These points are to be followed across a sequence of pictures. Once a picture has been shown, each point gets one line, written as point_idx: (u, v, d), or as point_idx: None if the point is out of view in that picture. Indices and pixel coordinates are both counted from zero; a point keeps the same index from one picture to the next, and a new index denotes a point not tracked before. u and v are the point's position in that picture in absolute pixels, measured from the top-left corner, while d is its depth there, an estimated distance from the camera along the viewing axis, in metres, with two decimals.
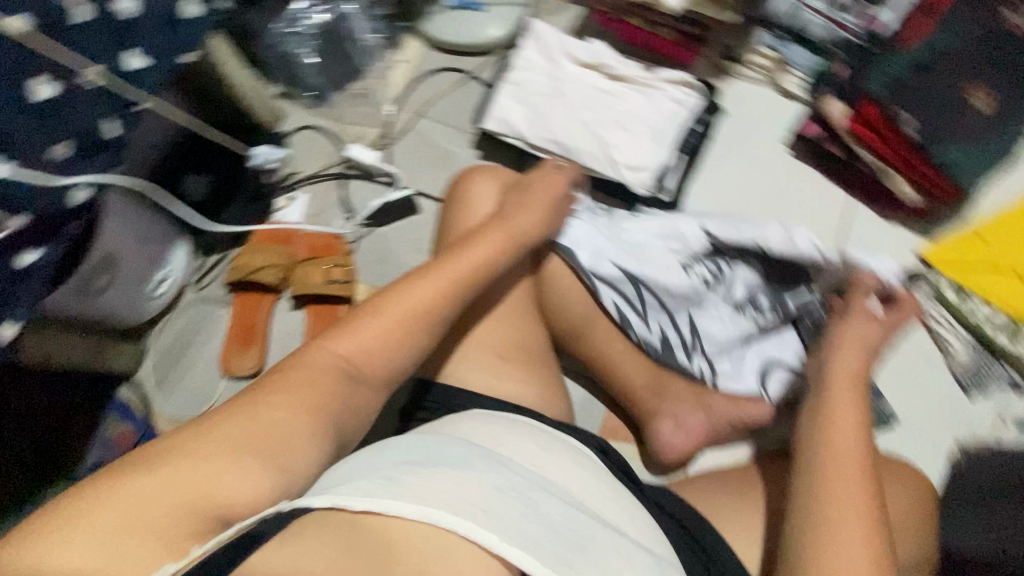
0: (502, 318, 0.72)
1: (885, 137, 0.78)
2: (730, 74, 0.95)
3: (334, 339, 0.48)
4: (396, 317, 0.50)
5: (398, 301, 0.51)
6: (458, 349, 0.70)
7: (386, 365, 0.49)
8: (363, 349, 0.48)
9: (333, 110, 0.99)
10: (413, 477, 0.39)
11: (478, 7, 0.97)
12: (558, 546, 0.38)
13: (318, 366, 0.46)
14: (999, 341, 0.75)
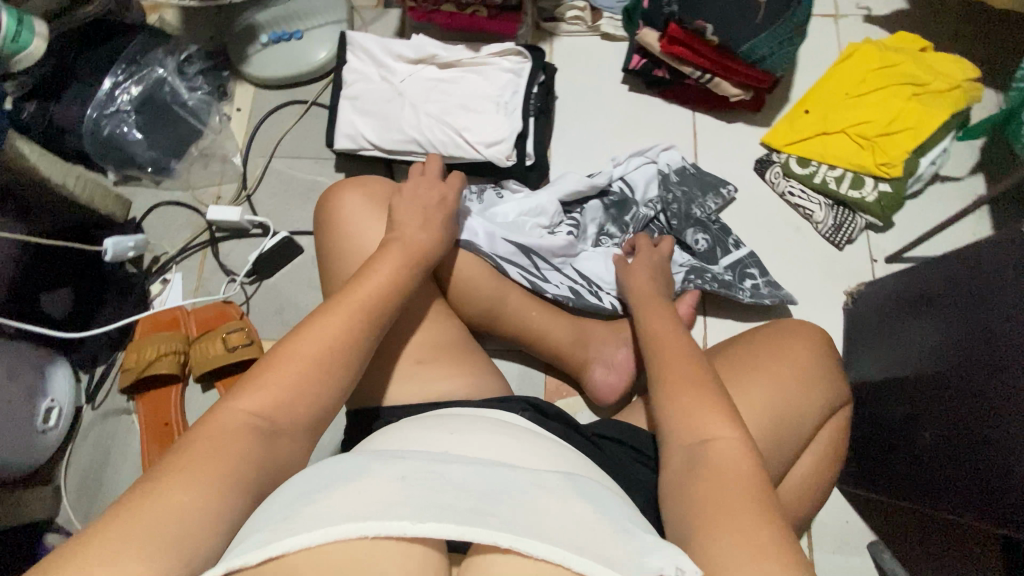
0: (412, 323, 0.72)
1: (696, 48, 0.83)
2: (554, 33, 1.00)
3: (243, 395, 0.45)
4: (305, 359, 0.48)
5: (305, 342, 0.49)
6: (379, 367, 0.70)
7: (301, 409, 0.47)
8: (280, 397, 0.46)
9: (180, 179, 0.94)
10: (315, 504, 0.39)
11: (296, 36, 0.96)
12: (477, 504, 0.39)
13: (230, 425, 0.43)
14: (843, 194, 0.86)
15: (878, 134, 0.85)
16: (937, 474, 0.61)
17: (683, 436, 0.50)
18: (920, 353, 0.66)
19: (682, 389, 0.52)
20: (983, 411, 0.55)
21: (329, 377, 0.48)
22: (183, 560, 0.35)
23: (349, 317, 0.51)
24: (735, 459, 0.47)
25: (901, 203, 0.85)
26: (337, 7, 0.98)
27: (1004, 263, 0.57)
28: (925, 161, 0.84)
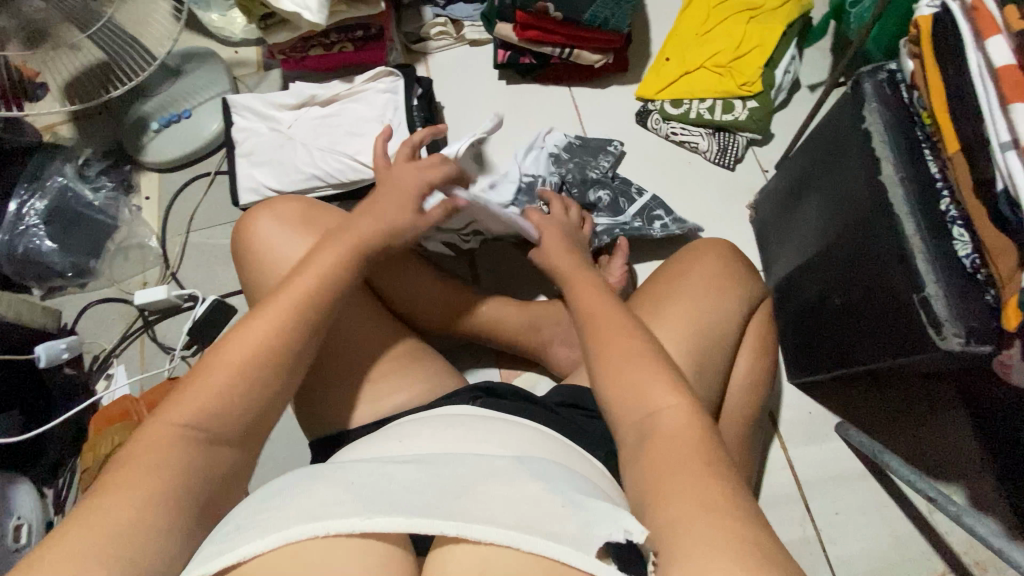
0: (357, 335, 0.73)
1: (546, 27, 0.90)
2: (425, 52, 1.06)
3: (174, 409, 0.46)
4: (234, 368, 0.48)
5: (235, 352, 0.49)
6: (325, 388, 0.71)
7: (240, 417, 0.48)
8: (216, 407, 0.47)
9: (104, 276, 0.95)
10: (265, 512, 0.44)
11: (185, 115, 1.01)
12: (428, 500, 0.43)
13: (163, 440, 0.44)
14: (718, 120, 0.92)
15: (731, 60, 0.92)
16: (856, 334, 0.64)
17: (628, 405, 0.49)
18: (813, 232, 0.70)
19: (626, 361, 0.51)
20: (871, 257, 0.59)
21: (260, 382, 0.49)
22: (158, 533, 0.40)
23: (280, 320, 0.51)
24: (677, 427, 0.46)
25: (771, 114, 0.91)
26: (218, 80, 1.03)
27: (852, 134, 0.61)
28: (780, 72, 0.91)
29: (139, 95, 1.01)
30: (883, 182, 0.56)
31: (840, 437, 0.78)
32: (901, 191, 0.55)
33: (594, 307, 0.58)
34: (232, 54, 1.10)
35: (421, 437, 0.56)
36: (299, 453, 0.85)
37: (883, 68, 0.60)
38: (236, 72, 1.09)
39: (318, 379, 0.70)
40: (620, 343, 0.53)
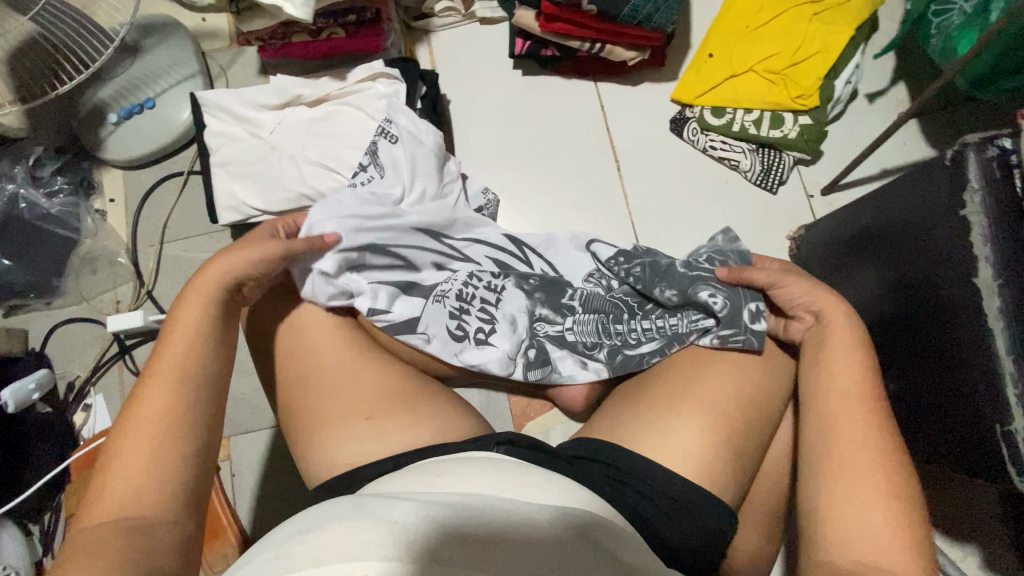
0: (365, 388, 0.67)
1: (577, 20, 0.76)
2: (428, 30, 0.91)
3: (96, 503, 0.42)
4: (142, 438, 0.44)
5: (132, 428, 0.44)
6: (324, 443, 0.64)
7: (170, 478, 0.43)
8: (143, 486, 0.42)
9: (70, 292, 0.86)
10: (309, 549, 0.43)
11: (148, 105, 0.87)
12: (479, 555, 0.43)
13: (93, 540, 0.39)
14: (765, 136, 0.81)
15: (787, 66, 0.80)
16: (920, 428, 0.59)
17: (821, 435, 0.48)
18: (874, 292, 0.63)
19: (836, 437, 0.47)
20: (940, 352, 0.53)
21: (187, 430, 0.45)
22: None
23: (169, 385, 0.46)
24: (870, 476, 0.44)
25: (824, 131, 0.81)
26: (186, 60, 0.89)
27: (941, 200, 0.53)
28: (841, 83, 0.80)
29: (91, 78, 0.87)
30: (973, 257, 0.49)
31: None
32: (998, 301, 0.47)
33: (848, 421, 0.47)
34: (199, 23, 0.94)
35: (460, 468, 0.54)
36: (295, 498, 0.79)
37: (995, 141, 0.50)
38: (205, 47, 0.94)
39: (316, 426, 0.65)
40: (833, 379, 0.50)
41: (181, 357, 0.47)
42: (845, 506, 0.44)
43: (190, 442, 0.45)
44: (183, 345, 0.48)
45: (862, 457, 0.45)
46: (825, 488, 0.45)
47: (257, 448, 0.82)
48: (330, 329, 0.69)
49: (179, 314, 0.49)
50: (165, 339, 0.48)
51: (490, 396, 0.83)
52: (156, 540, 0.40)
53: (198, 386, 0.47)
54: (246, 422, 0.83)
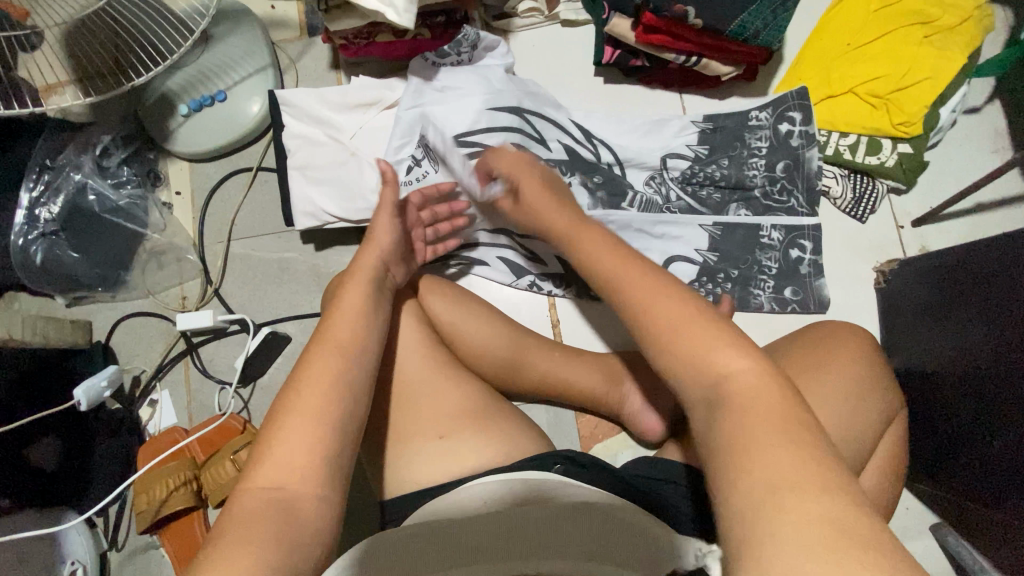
0: (447, 406, 0.66)
1: (678, 33, 0.71)
2: (508, 31, 0.87)
3: (254, 474, 0.44)
4: (305, 409, 0.46)
5: (303, 396, 0.47)
6: (406, 461, 0.64)
7: (324, 450, 0.45)
8: (295, 461, 0.44)
9: (136, 286, 0.85)
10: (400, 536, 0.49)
11: (219, 97, 0.84)
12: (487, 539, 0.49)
13: (254, 508, 0.42)
14: (860, 162, 0.78)
15: (891, 91, 0.76)
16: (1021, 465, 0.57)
17: (683, 374, 0.39)
18: (975, 346, 0.63)
19: (662, 301, 0.42)
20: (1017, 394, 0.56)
21: (340, 397, 0.48)
22: (319, 513, 0.43)
23: (337, 357, 0.50)
24: (756, 391, 0.36)
25: (924, 162, 0.77)
26: (259, 52, 0.86)
27: None
28: (945, 111, 0.76)
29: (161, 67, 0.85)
30: None
31: (935, 537, 0.75)
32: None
33: (627, 267, 0.45)
34: (268, 10, 0.91)
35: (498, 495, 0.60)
36: (356, 506, 0.78)
37: None
38: (274, 36, 0.91)
39: (397, 440, 0.65)
40: (679, 353, 0.40)
41: (342, 337, 0.51)
42: (663, 338, 0.40)
43: (362, 349, 0.52)
44: (347, 328, 0.52)
45: (764, 399, 0.36)
46: (677, 387, 0.40)
47: None
48: (413, 345, 0.68)
49: (346, 298, 0.55)
50: (327, 326, 0.53)
51: (557, 415, 0.82)
52: (300, 524, 0.42)
53: (354, 372, 0.50)
54: None
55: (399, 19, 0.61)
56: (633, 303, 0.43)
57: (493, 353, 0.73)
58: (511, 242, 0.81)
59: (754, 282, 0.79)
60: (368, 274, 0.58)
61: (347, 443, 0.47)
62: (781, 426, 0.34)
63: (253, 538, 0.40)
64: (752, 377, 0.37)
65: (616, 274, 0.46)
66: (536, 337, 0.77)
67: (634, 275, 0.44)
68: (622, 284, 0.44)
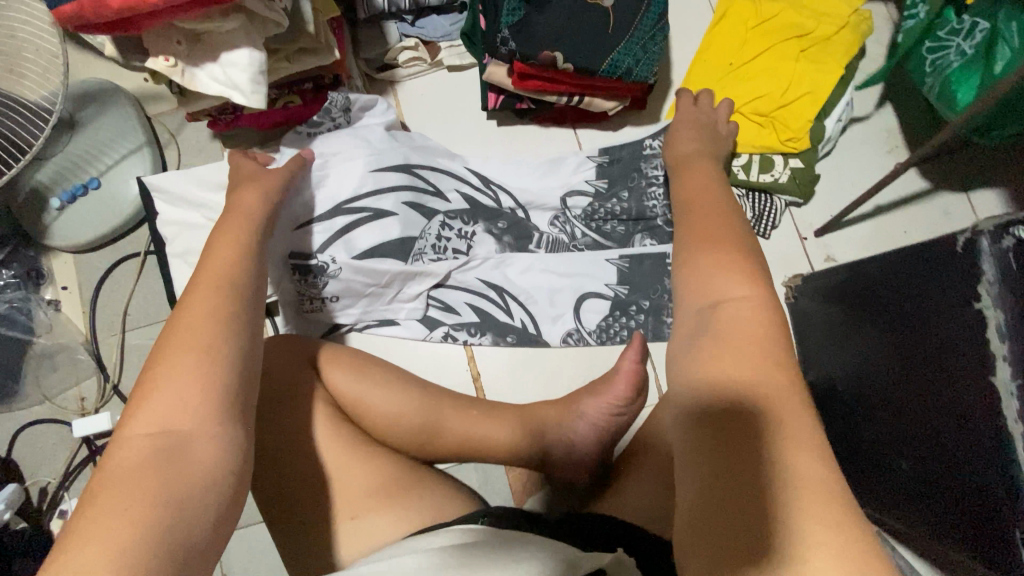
0: (358, 491, 0.63)
1: (553, 76, 0.70)
2: (392, 80, 0.85)
3: (131, 419, 0.39)
4: (183, 350, 0.41)
5: (183, 338, 0.42)
6: (317, 552, 0.61)
7: (216, 385, 0.41)
8: (178, 405, 0.39)
9: (29, 394, 0.80)
10: None
11: (92, 185, 0.80)
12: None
13: (135, 460, 0.37)
14: (755, 181, 0.77)
15: (775, 109, 0.76)
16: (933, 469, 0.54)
17: (689, 299, 0.40)
18: (879, 355, 0.60)
19: (703, 248, 0.41)
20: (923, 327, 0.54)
21: (225, 335, 0.43)
22: (215, 454, 0.39)
23: (214, 299, 0.45)
24: (753, 320, 0.37)
25: (817, 174, 0.77)
26: (134, 132, 0.82)
27: (955, 277, 0.50)
28: (830, 122, 0.77)
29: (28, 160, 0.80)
30: (985, 318, 0.47)
31: None
32: (1009, 368, 0.45)
33: (688, 196, 0.49)
34: (141, 83, 0.86)
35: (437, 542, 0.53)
36: None
37: (1010, 229, 0.46)
38: (150, 110, 0.87)
39: (308, 533, 0.62)
40: (696, 278, 0.40)
41: (217, 286, 0.47)
42: (689, 277, 0.40)
43: (241, 296, 0.47)
44: (222, 272, 0.48)
45: (752, 317, 0.37)
46: (687, 298, 0.40)
47: (243, 547, 0.77)
48: (316, 426, 0.65)
49: (214, 253, 0.50)
50: (199, 275, 0.48)
51: (487, 470, 0.80)
52: (189, 470, 0.37)
53: (235, 308, 0.46)
54: None
55: (248, 101, 0.58)
56: (692, 221, 0.45)
57: (406, 423, 0.70)
58: (422, 299, 0.79)
59: (666, 311, 0.78)
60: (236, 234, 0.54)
61: (243, 383, 0.43)
62: (760, 341, 0.36)
63: (140, 492, 0.35)
64: (751, 303, 0.38)
65: (684, 210, 0.48)
66: (452, 397, 0.75)
67: (690, 221, 0.45)
68: (690, 221, 0.46)
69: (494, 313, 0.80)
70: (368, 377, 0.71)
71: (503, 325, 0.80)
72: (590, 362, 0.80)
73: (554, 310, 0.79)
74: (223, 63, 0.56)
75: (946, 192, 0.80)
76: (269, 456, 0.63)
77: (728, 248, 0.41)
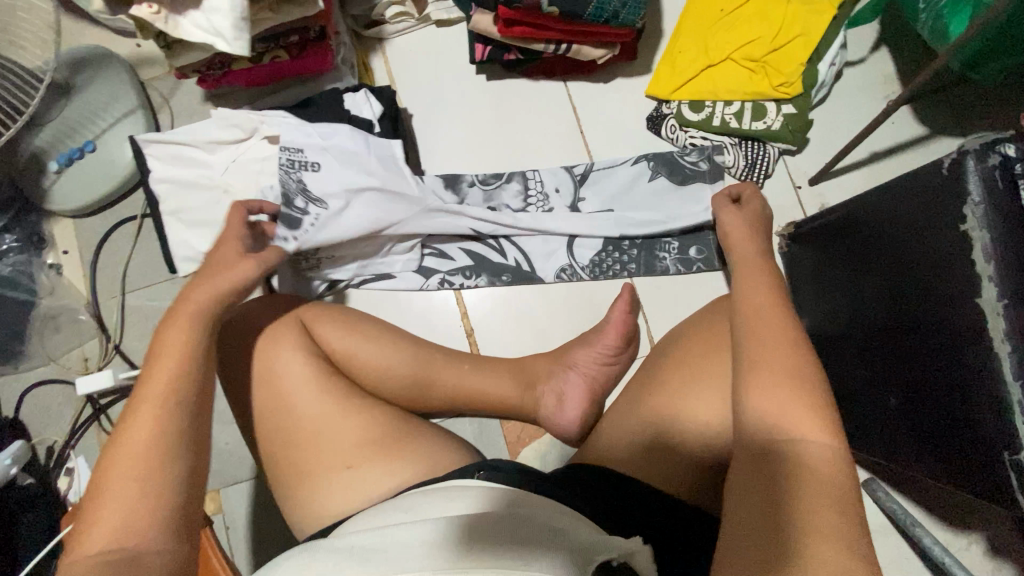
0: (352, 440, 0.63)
1: (538, 22, 0.69)
2: (381, 38, 0.85)
3: (86, 531, 0.39)
4: (145, 451, 0.41)
5: (127, 452, 0.41)
6: (311, 498, 0.61)
7: (167, 496, 0.41)
8: (128, 515, 0.39)
9: (35, 355, 0.82)
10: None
11: (88, 148, 0.81)
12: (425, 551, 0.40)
13: (85, 574, 0.37)
14: (748, 129, 0.77)
15: (766, 54, 0.76)
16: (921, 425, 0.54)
17: (758, 414, 0.40)
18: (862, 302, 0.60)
19: (768, 362, 0.42)
20: (912, 310, 0.53)
21: (186, 439, 0.43)
22: (171, 555, 0.39)
23: (171, 404, 0.43)
24: (824, 461, 0.38)
25: (809, 119, 0.77)
26: (126, 96, 0.83)
27: (942, 202, 0.50)
28: (824, 66, 0.76)
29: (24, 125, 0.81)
30: (968, 236, 0.47)
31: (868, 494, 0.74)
32: (997, 289, 0.45)
33: (751, 284, 0.50)
34: (134, 49, 0.87)
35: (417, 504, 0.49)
36: (287, 546, 0.76)
37: (997, 146, 0.46)
38: (142, 75, 0.87)
39: (303, 480, 0.62)
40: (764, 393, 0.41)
41: (180, 367, 0.45)
42: (756, 388, 0.41)
43: (206, 379, 0.46)
44: (173, 375, 0.45)
45: (821, 449, 0.38)
46: (755, 405, 0.41)
47: (246, 499, 0.78)
48: (307, 378, 0.65)
49: (167, 333, 0.47)
50: (161, 348, 0.46)
51: (481, 424, 0.81)
52: (146, 575, 0.37)
53: (182, 409, 0.44)
54: (234, 473, 0.79)
55: (231, 48, 0.58)
56: (743, 314, 0.47)
57: (400, 373, 0.71)
58: (417, 249, 0.80)
59: (659, 245, 0.79)
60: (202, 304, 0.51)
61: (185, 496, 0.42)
62: (825, 477, 0.37)
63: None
64: (823, 443, 0.38)
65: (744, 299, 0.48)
66: (445, 351, 0.75)
67: (758, 318, 0.46)
68: (755, 315, 0.46)
69: (487, 254, 0.81)
70: (349, 339, 0.70)
71: (497, 265, 0.80)
72: (582, 306, 0.81)
73: (547, 246, 0.80)
74: (205, 9, 0.56)
75: (944, 137, 0.79)
76: (262, 407, 0.64)
77: (785, 358, 0.42)
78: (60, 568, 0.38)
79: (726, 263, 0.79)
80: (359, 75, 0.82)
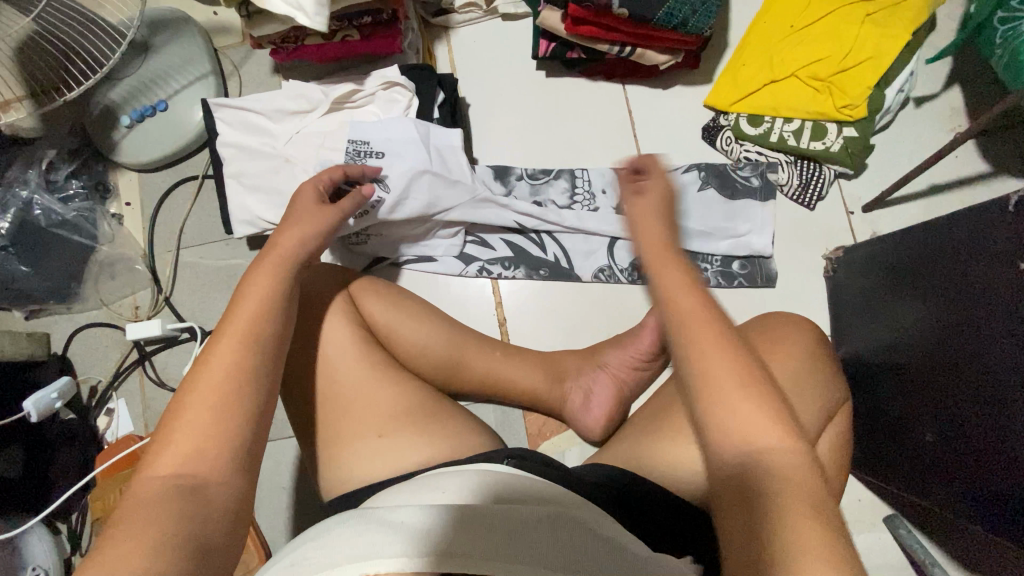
0: (382, 412, 0.65)
1: (607, 23, 0.70)
2: (447, 26, 0.86)
3: (156, 455, 0.41)
4: (214, 384, 0.43)
5: (199, 389, 0.43)
6: (338, 462, 0.63)
7: (233, 429, 0.42)
8: (195, 443, 0.41)
9: (90, 298, 0.86)
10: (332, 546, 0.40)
11: (160, 107, 0.85)
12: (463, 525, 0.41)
13: (154, 495, 0.39)
14: (805, 148, 0.76)
15: (833, 73, 0.75)
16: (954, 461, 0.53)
17: None
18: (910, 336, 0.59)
19: None
20: (963, 342, 0.52)
21: (253, 378, 0.45)
22: (230, 484, 0.41)
23: (241, 352, 0.45)
24: None
25: (870, 144, 0.75)
26: (200, 61, 0.86)
27: (1006, 239, 0.49)
28: (891, 91, 0.75)
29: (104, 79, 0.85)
30: None
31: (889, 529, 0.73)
32: None
33: None
34: (211, 17, 0.91)
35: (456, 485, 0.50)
36: (305, 508, 0.78)
37: None
38: (216, 43, 0.91)
39: (334, 444, 0.64)
40: None
41: (253, 312, 0.47)
42: None
43: (276, 324, 0.48)
44: (252, 326, 0.47)
45: None
46: None
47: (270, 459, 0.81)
48: (346, 346, 0.66)
49: (251, 279, 0.50)
50: (242, 294, 0.49)
51: (504, 413, 0.82)
52: (209, 504, 0.40)
53: (259, 354, 0.46)
54: None
55: (311, 23, 0.60)
56: None
57: (434, 355, 0.73)
58: (461, 235, 0.81)
59: (701, 257, 0.78)
60: (285, 254, 0.53)
61: (252, 443, 0.44)
62: None
63: (156, 521, 0.37)
64: None
65: None
66: (479, 337, 0.77)
67: None
68: None
69: (528, 248, 0.82)
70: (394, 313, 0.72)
71: (537, 260, 0.81)
72: (617, 309, 0.81)
73: (587, 246, 0.81)
74: None
75: (1008, 177, 0.77)
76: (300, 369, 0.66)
77: None
78: (129, 483, 0.41)
79: (768, 282, 0.78)
80: (423, 61, 0.84)
